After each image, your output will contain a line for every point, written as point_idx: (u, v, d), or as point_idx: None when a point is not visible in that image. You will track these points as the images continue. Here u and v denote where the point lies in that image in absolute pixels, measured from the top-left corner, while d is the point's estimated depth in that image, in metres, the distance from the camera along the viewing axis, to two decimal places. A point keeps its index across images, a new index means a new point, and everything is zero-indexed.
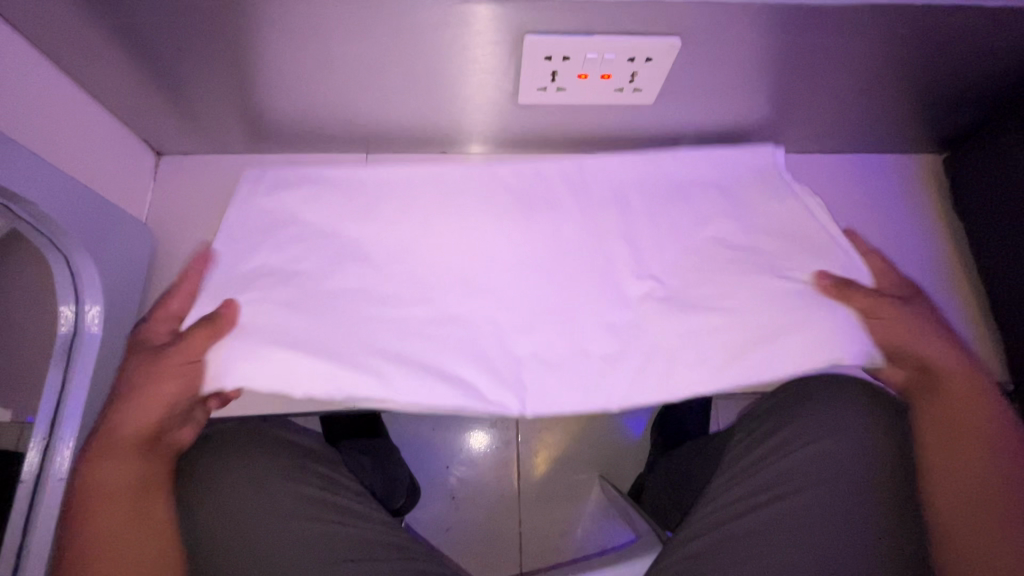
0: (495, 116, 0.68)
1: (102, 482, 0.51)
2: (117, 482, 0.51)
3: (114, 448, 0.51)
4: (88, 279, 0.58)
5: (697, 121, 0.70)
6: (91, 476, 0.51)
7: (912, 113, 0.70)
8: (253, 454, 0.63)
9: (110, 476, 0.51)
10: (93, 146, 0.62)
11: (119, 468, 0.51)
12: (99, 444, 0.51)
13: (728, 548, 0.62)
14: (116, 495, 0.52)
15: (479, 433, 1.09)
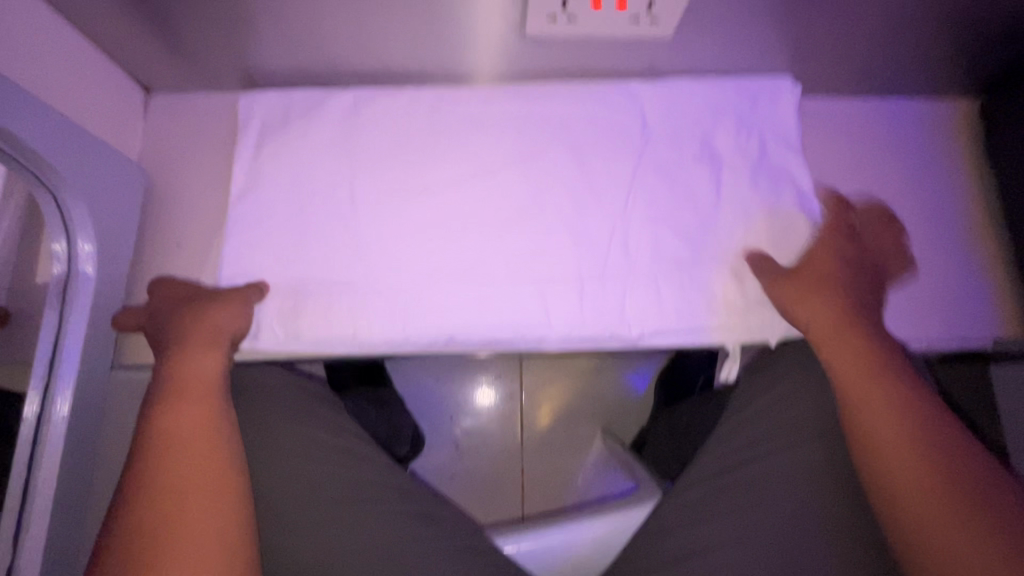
0: (496, 50, 0.63)
1: (197, 377, 0.55)
2: (199, 391, 0.54)
3: (204, 346, 0.56)
4: (79, 220, 0.56)
5: (720, 57, 0.65)
6: (189, 369, 0.55)
7: (953, 51, 0.65)
8: (257, 395, 0.64)
9: (199, 367, 0.55)
10: (76, 80, 0.59)
11: (219, 362, 0.56)
12: (202, 338, 0.57)
13: (729, 496, 0.59)
14: (206, 401, 0.54)
15: (483, 388, 1.10)
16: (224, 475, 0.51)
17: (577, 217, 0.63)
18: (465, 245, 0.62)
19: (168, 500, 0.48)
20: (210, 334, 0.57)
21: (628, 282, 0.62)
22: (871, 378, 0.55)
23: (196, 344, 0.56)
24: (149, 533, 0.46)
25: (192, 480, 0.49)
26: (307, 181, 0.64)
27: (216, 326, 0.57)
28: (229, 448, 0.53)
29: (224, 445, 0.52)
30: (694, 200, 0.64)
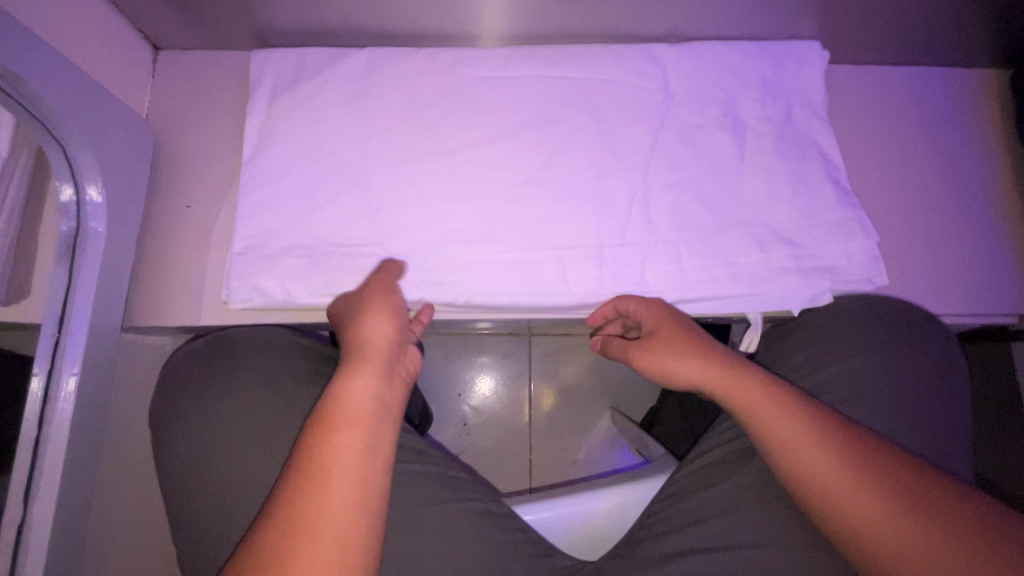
0: (516, 7, 0.61)
1: (356, 398, 0.48)
2: (371, 406, 0.48)
3: (375, 363, 0.51)
4: (88, 175, 0.54)
5: (746, 18, 0.63)
6: (350, 390, 0.49)
7: (988, 14, 0.63)
8: (260, 352, 0.62)
9: (372, 332, 0.52)
10: (84, 31, 0.57)
11: (393, 332, 0.53)
12: (381, 302, 0.54)
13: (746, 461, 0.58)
14: (363, 423, 0.48)
15: (489, 368, 1.10)
16: (361, 485, 0.45)
17: (597, 181, 0.61)
18: (482, 208, 0.61)
19: (308, 485, 0.44)
20: (380, 350, 0.52)
21: (649, 248, 0.60)
22: (756, 394, 0.52)
23: (366, 358, 0.51)
24: (298, 522, 0.42)
25: (306, 493, 0.43)
26: (320, 142, 0.62)
27: (386, 350, 0.52)
28: (372, 406, 0.49)
29: (372, 401, 0.49)
30: (717, 166, 0.62)
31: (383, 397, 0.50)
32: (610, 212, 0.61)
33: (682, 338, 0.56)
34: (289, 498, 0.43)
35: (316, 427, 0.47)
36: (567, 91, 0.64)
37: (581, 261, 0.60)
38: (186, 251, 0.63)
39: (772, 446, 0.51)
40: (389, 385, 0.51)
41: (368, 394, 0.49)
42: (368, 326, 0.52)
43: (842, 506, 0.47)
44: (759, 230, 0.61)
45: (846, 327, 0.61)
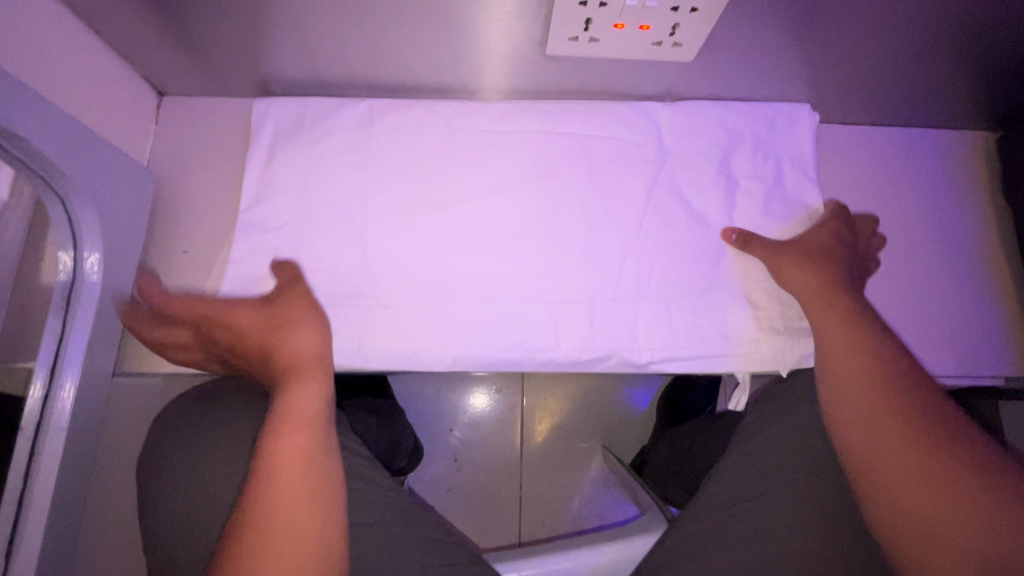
0: (513, 66, 0.63)
1: (298, 407, 0.52)
2: (306, 412, 0.52)
3: (302, 373, 0.54)
4: (87, 228, 0.54)
5: (737, 83, 0.65)
6: (292, 400, 0.52)
7: (972, 84, 0.65)
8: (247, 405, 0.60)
9: (303, 342, 0.56)
10: (91, 82, 0.58)
11: (321, 341, 0.56)
12: (306, 319, 0.57)
13: (739, 525, 0.58)
14: (308, 426, 0.51)
15: (478, 395, 1.09)
16: (311, 489, 0.48)
17: (591, 237, 0.62)
18: (476, 262, 0.61)
19: (269, 488, 0.47)
20: (299, 360, 0.55)
21: (639, 305, 0.61)
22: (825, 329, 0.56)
23: (292, 370, 0.54)
24: (260, 521, 0.46)
25: (266, 493, 0.47)
26: (318, 193, 0.63)
27: (307, 362, 0.55)
28: (317, 408, 0.52)
29: (315, 405, 0.52)
30: (707, 225, 0.64)
31: (325, 400, 0.53)
32: (602, 268, 0.62)
33: (805, 271, 0.58)
34: (246, 507, 0.47)
35: (270, 433, 0.50)
36: (562, 146, 0.65)
37: (572, 316, 0.60)
38: (182, 296, 0.64)
39: (830, 383, 0.54)
40: (328, 389, 0.54)
41: (308, 398, 0.52)
42: (295, 337, 0.56)
43: (874, 450, 0.49)
44: (748, 289, 0.61)
45: None
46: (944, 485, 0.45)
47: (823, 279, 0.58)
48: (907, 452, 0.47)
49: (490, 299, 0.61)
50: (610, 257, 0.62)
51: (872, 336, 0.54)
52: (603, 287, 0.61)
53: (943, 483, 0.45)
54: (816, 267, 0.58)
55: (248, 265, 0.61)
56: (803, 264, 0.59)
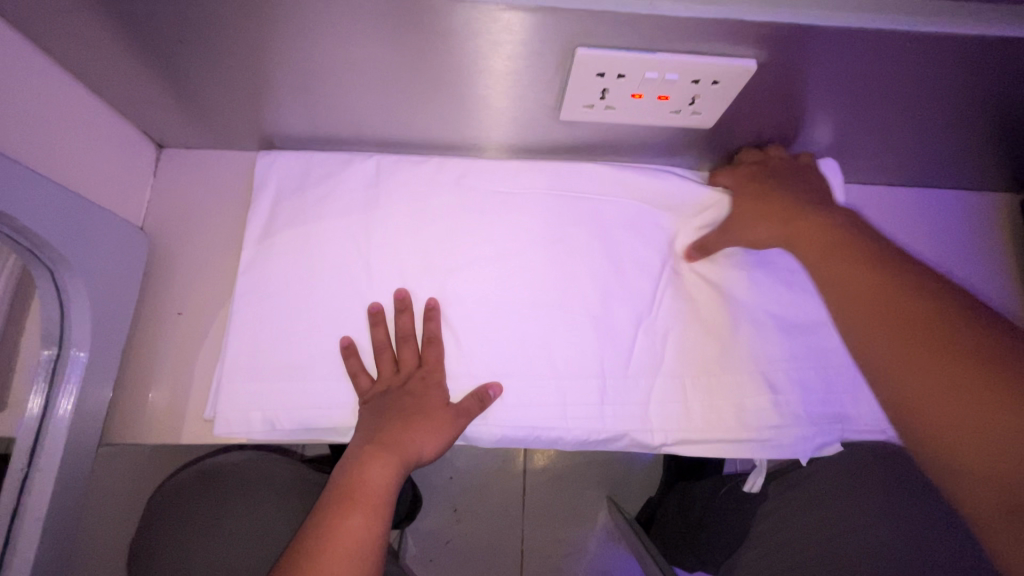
0: (523, 127, 0.61)
1: (367, 484, 0.49)
2: (375, 492, 0.49)
3: (393, 446, 0.52)
4: (74, 298, 0.53)
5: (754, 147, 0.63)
6: (364, 475, 0.50)
7: (997, 149, 0.63)
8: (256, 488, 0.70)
9: (429, 434, 0.53)
10: (86, 139, 0.57)
11: (448, 435, 0.54)
12: (453, 409, 0.55)
13: None
14: (370, 510, 0.48)
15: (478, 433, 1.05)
16: None
17: (603, 306, 0.60)
18: (483, 332, 0.59)
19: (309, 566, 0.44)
20: (415, 441, 0.53)
21: (653, 381, 0.58)
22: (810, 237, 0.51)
23: (397, 442, 0.52)
24: None
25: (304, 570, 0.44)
26: (319, 254, 0.60)
27: (409, 447, 0.52)
28: (387, 490, 0.50)
29: (384, 486, 0.50)
30: (726, 298, 0.61)
31: (394, 483, 0.50)
32: (614, 338, 0.59)
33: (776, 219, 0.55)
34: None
35: (335, 505, 0.48)
36: (573, 209, 0.63)
37: (582, 390, 0.57)
38: (173, 360, 0.61)
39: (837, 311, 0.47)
40: (397, 472, 0.51)
41: (381, 474, 0.50)
42: (420, 425, 0.53)
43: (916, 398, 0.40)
44: (767, 367, 0.59)
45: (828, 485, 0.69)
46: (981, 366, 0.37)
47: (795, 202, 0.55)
48: (914, 343, 0.41)
49: (498, 373, 0.58)
50: (622, 326, 0.59)
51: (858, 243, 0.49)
52: (615, 359, 0.58)
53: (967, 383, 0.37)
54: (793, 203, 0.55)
55: (244, 329, 0.58)
56: (775, 208, 0.56)
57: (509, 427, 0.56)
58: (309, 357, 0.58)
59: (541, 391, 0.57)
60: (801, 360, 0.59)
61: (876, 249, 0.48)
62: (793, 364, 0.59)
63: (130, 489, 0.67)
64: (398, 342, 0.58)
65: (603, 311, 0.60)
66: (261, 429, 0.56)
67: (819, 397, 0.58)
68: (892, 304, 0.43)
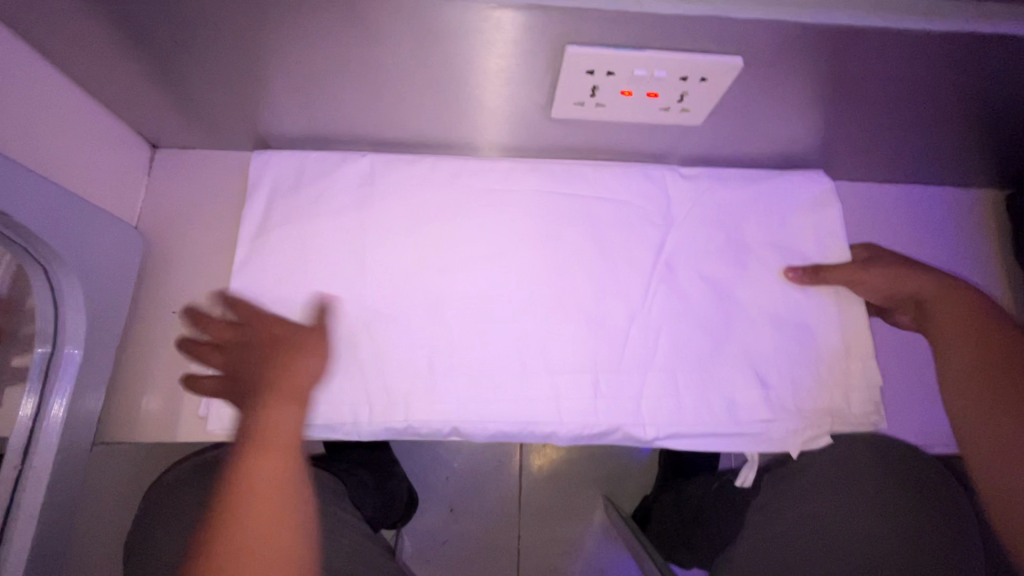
0: (515, 125, 0.62)
1: (281, 433, 0.50)
2: (284, 443, 0.50)
3: (289, 397, 0.52)
4: (69, 295, 0.53)
5: (744, 144, 0.64)
6: (272, 422, 0.50)
7: (981, 145, 0.64)
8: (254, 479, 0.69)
9: (303, 368, 0.54)
10: (80, 139, 0.57)
11: (313, 372, 0.55)
12: (292, 346, 0.55)
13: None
14: (285, 455, 0.49)
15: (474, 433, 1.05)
16: (276, 532, 0.46)
17: (596, 303, 0.60)
18: (477, 329, 0.59)
19: (228, 527, 0.45)
20: (294, 388, 0.53)
21: (646, 375, 0.59)
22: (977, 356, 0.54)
23: (270, 392, 0.52)
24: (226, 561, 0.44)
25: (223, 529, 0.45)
26: (314, 252, 0.61)
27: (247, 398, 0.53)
28: (292, 434, 0.51)
29: (291, 431, 0.51)
30: (717, 294, 0.62)
31: (297, 429, 0.51)
32: (607, 333, 0.59)
33: (891, 279, 0.57)
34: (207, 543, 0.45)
35: (250, 453, 0.49)
36: (565, 206, 0.64)
37: (574, 384, 0.58)
38: (169, 358, 0.62)
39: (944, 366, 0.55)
40: (296, 416, 0.52)
41: (285, 421, 0.51)
42: (262, 362, 0.54)
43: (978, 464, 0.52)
44: (759, 362, 0.59)
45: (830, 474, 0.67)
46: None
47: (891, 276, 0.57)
48: (988, 419, 0.52)
49: (493, 368, 0.58)
50: (615, 322, 0.60)
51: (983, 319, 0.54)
52: (608, 353, 0.59)
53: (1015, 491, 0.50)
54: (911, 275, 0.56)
55: (239, 327, 0.58)
56: (892, 274, 0.57)
57: (502, 422, 0.57)
58: None
59: (535, 386, 0.58)
60: (792, 353, 0.59)
61: (995, 330, 0.54)
62: (784, 357, 0.59)
63: (124, 489, 0.67)
64: (392, 339, 0.58)
65: (596, 306, 0.60)
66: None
67: (810, 390, 0.58)
68: (1003, 376, 0.52)
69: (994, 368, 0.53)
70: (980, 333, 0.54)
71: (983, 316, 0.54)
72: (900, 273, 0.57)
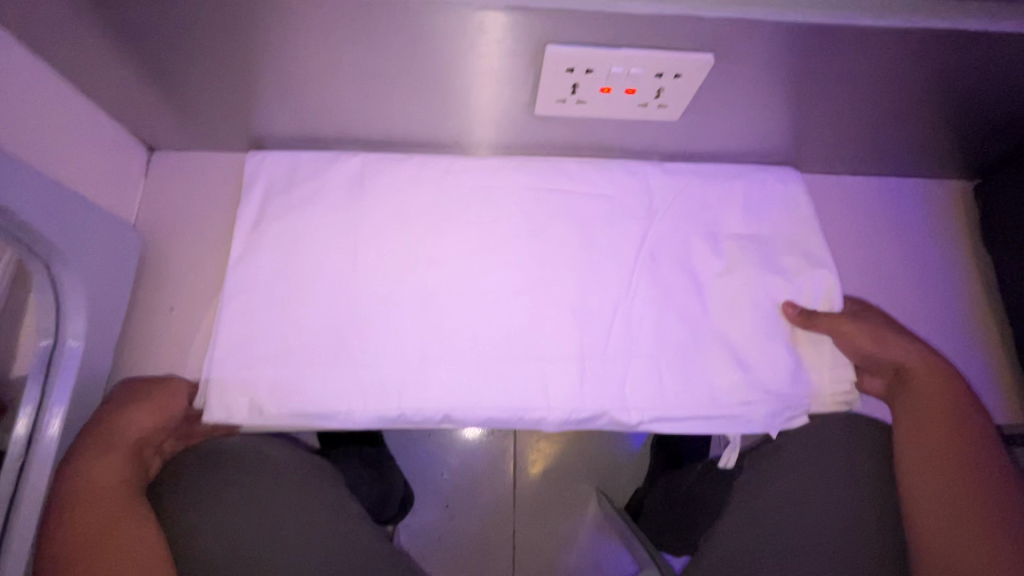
0: (501, 124, 0.65)
1: (101, 481, 0.53)
2: (116, 488, 0.54)
3: (114, 445, 0.55)
4: (69, 291, 0.55)
5: (721, 140, 0.67)
6: (88, 475, 0.53)
7: (946, 139, 0.67)
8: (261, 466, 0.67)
9: (127, 421, 0.56)
10: (79, 142, 0.59)
11: (141, 432, 0.56)
12: (150, 406, 0.57)
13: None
14: (110, 504, 0.53)
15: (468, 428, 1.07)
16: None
17: (581, 294, 0.62)
18: (466, 321, 0.61)
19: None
20: (121, 437, 0.55)
21: (630, 361, 0.61)
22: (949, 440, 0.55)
23: (92, 440, 0.54)
24: None
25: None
26: (308, 247, 0.63)
27: (125, 453, 0.55)
28: (116, 481, 0.54)
29: (112, 480, 0.54)
30: (698, 283, 0.64)
31: (123, 477, 0.55)
32: (592, 321, 0.62)
33: (881, 349, 0.59)
34: None
35: (65, 505, 0.52)
36: (551, 200, 0.66)
37: (561, 371, 0.60)
38: (168, 354, 0.65)
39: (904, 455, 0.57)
40: (123, 465, 0.55)
41: (107, 471, 0.54)
42: (128, 418, 0.56)
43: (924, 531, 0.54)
44: (739, 347, 0.61)
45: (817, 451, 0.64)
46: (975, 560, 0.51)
47: (885, 348, 0.59)
48: (943, 496, 0.53)
49: (483, 357, 0.60)
50: (599, 310, 0.62)
51: (962, 427, 0.55)
52: (593, 340, 0.61)
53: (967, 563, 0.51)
54: (893, 349, 0.58)
55: (236, 321, 0.60)
56: (883, 344, 0.59)
57: (494, 409, 0.59)
58: (299, 346, 0.60)
59: (524, 374, 0.60)
60: (772, 337, 0.61)
61: (969, 449, 0.55)
62: (764, 340, 0.61)
63: None
64: (386, 329, 0.60)
65: (581, 295, 0.62)
66: (252, 415, 0.58)
67: (790, 372, 0.60)
68: (965, 469, 0.54)
69: (964, 475, 0.54)
70: (951, 418, 0.56)
71: (970, 450, 0.55)
72: (884, 341, 0.59)
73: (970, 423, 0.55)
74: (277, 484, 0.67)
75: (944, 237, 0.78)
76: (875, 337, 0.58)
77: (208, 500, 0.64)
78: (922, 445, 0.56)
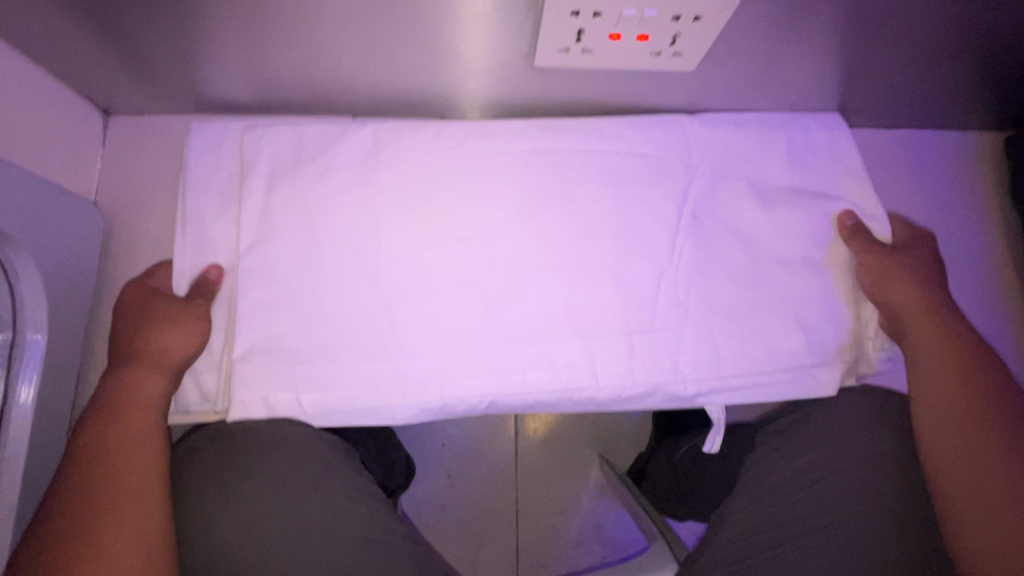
0: (498, 79, 0.58)
1: (136, 396, 0.52)
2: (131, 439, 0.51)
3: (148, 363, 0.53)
4: (24, 275, 0.48)
5: (736, 93, 0.61)
6: (126, 389, 0.52)
7: (986, 85, 0.62)
8: (270, 452, 0.59)
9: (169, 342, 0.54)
10: (23, 111, 0.53)
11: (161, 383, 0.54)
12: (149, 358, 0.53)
13: (774, 548, 0.57)
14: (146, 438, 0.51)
15: None
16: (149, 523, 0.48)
17: (588, 265, 0.58)
18: (465, 299, 0.57)
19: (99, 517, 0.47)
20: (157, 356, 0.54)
21: (641, 336, 0.57)
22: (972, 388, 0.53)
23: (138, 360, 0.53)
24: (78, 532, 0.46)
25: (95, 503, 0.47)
26: (289, 220, 0.57)
27: (158, 345, 0.54)
28: (151, 407, 0.53)
29: (149, 402, 0.53)
30: (712, 248, 0.59)
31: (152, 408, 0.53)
32: (599, 294, 0.57)
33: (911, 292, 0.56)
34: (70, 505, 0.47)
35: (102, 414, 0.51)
36: (553, 162, 0.60)
37: (568, 349, 0.56)
38: None
39: (925, 404, 0.54)
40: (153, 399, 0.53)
41: (142, 389, 0.53)
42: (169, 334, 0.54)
43: (948, 487, 0.51)
44: (759, 315, 0.58)
45: (830, 420, 0.60)
46: (1001, 517, 0.49)
47: (915, 288, 0.57)
48: (968, 452, 0.51)
49: (487, 339, 0.56)
50: (608, 281, 0.58)
51: (985, 377, 0.53)
52: (602, 314, 0.57)
53: (989, 519, 0.49)
54: (919, 291, 0.57)
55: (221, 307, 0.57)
56: (911, 286, 0.57)
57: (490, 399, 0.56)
58: (288, 331, 0.55)
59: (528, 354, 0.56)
60: (794, 303, 0.58)
61: (991, 399, 0.52)
62: (789, 305, 0.58)
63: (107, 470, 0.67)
64: (378, 307, 0.56)
65: (587, 264, 0.58)
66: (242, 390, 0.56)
67: (815, 336, 0.57)
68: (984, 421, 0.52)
69: (984, 422, 0.52)
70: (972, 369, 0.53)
71: (992, 400, 0.52)
72: (910, 282, 0.57)
73: (998, 385, 0.53)
74: (295, 465, 0.59)
75: (969, 194, 0.74)
76: (905, 280, 0.57)
77: (217, 484, 0.58)
78: (936, 393, 0.54)
